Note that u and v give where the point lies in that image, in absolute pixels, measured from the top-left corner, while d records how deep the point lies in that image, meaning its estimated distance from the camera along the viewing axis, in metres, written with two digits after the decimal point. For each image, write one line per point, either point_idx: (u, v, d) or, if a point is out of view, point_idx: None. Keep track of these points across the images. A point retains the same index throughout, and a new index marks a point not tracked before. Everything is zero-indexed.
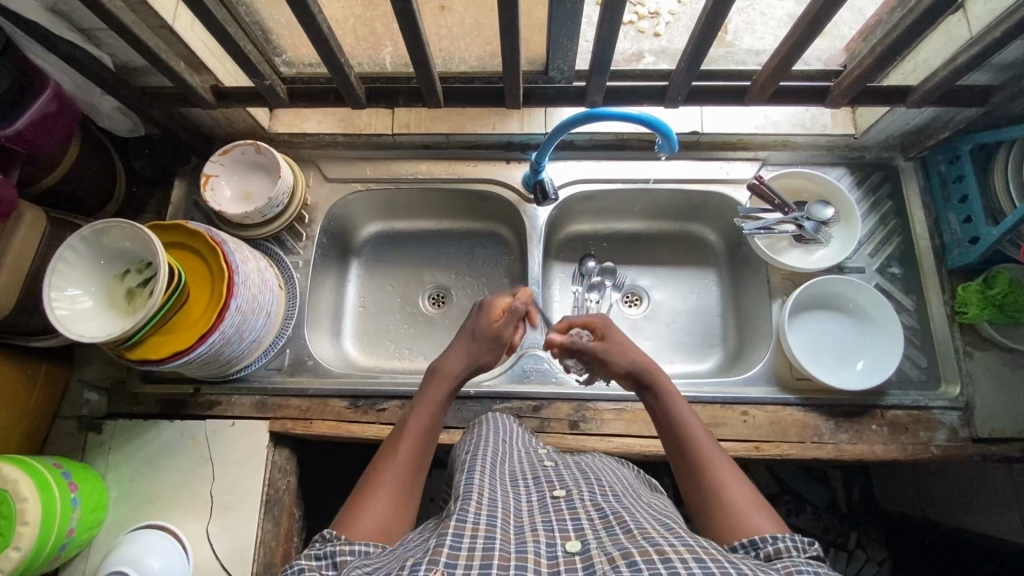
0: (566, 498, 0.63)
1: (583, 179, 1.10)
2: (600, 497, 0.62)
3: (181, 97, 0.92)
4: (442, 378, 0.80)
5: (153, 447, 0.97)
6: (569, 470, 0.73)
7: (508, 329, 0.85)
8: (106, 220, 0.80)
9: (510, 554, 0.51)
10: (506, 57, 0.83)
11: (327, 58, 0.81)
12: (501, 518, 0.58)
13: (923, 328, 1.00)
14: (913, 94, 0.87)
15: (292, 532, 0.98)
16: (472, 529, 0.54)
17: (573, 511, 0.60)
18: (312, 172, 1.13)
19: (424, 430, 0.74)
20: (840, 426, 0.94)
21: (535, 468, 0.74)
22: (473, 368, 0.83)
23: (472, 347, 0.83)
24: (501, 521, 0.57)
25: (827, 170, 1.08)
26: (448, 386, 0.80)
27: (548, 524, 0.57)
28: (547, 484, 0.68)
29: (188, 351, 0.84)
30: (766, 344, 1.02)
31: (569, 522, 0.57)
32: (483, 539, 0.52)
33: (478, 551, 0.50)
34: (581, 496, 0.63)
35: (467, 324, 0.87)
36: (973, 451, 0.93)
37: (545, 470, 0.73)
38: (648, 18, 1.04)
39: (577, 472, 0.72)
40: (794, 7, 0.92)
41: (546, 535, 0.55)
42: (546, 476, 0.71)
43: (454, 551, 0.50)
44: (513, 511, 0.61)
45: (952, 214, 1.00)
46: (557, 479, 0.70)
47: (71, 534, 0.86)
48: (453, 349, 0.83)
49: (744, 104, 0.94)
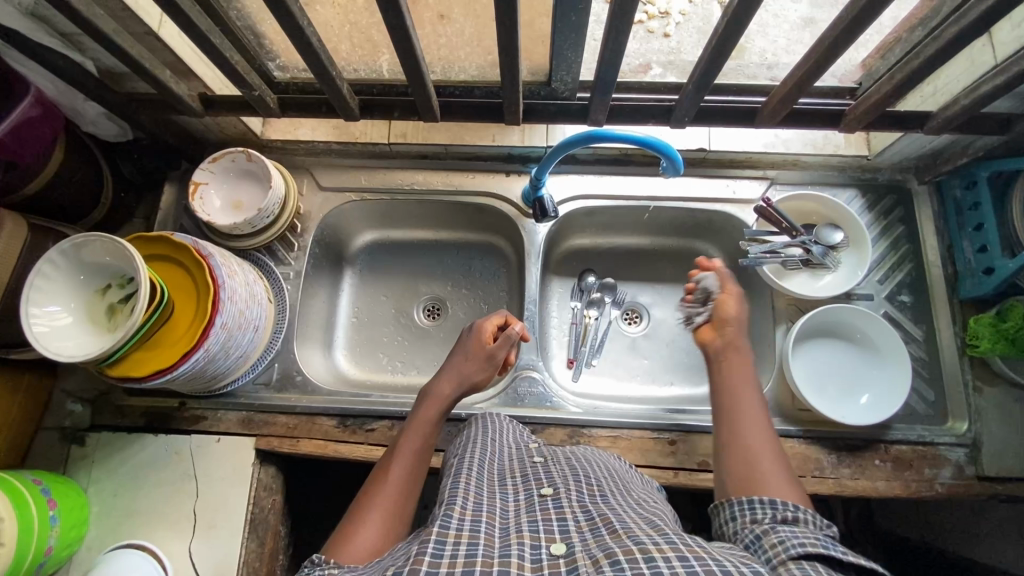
0: (552, 498, 0.60)
1: (584, 194, 1.07)
2: (588, 500, 0.59)
3: (169, 104, 0.89)
4: (432, 402, 0.79)
5: (137, 462, 0.95)
6: (558, 466, 0.69)
7: (502, 350, 0.85)
8: (86, 233, 0.77)
9: (494, 558, 0.48)
10: (507, 71, 0.79)
11: (319, 70, 0.78)
12: (486, 522, 0.55)
13: (931, 360, 0.97)
14: (932, 120, 0.83)
15: (277, 551, 0.96)
16: (456, 537, 0.50)
17: (558, 511, 0.57)
18: (306, 180, 1.10)
19: (416, 453, 0.73)
20: (842, 461, 0.91)
21: (524, 464, 0.71)
22: (466, 389, 0.82)
23: (464, 368, 0.83)
24: (485, 525, 0.54)
25: (837, 192, 1.05)
26: (437, 409, 0.78)
27: (533, 525, 0.55)
28: (535, 481, 0.65)
29: (170, 369, 0.81)
30: (769, 371, 0.99)
31: (554, 525, 0.54)
32: (466, 546, 0.49)
33: (460, 558, 0.47)
34: (568, 497, 0.60)
35: (458, 346, 0.87)
36: (979, 490, 0.90)
37: (534, 467, 0.69)
38: (659, 17, 1.01)
39: (566, 469, 0.68)
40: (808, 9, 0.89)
41: (531, 537, 0.53)
42: (534, 473, 0.67)
43: (436, 559, 0.46)
44: (498, 513, 0.58)
45: (967, 242, 0.96)
46: (545, 475, 0.66)
47: (50, 552, 0.84)
48: (445, 370, 0.83)
49: (754, 125, 0.91)
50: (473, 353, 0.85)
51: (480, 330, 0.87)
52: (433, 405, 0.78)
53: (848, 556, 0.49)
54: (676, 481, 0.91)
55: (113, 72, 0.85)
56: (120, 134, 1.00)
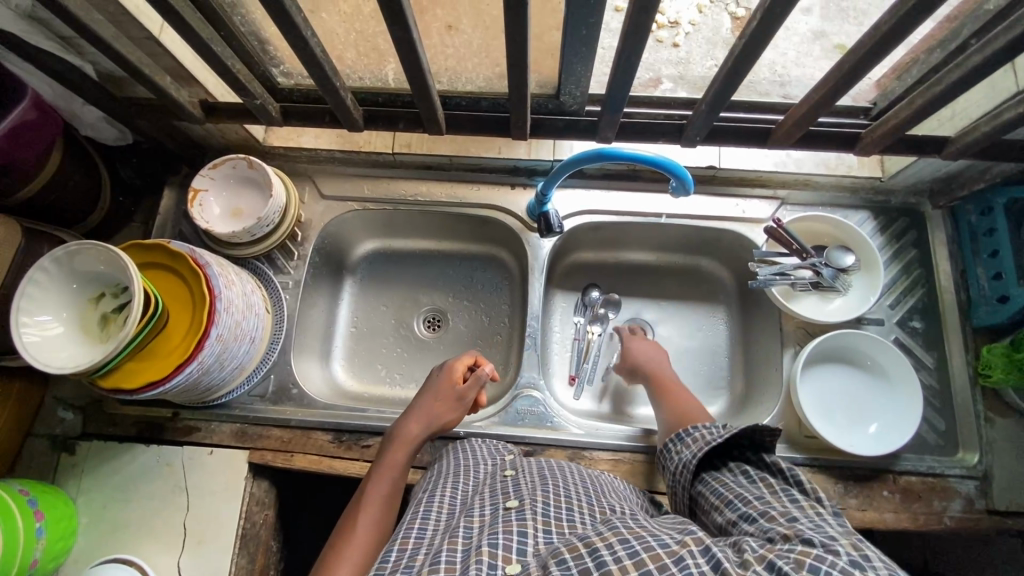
0: (517, 509, 0.59)
1: (590, 209, 1.05)
2: (554, 514, 0.58)
3: (169, 109, 0.87)
4: (399, 446, 0.81)
5: (127, 473, 0.93)
6: (529, 476, 0.68)
7: (473, 391, 0.87)
8: (80, 241, 0.75)
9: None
10: (515, 85, 0.77)
11: (322, 80, 0.76)
12: (450, 548, 0.54)
13: (942, 388, 0.94)
14: (950, 146, 0.81)
15: (267, 567, 0.94)
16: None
17: (520, 523, 0.56)
18: (308, 188, 1.08)
19: (383, 500, 0.75)
20: (849, 491, 0.89)
21: (494, 480, 0.69)
22: (435, 429, 0.85)
23: (433, 410, 0.85)
24: (447, 554, 0.53)
25: (848, 214, 1.03)
26: (406, 453, 0.81)
27: (492, 539, 0.53)
28: (502, 494, 0.64)
29: (163, 381, 0.79)
30: (775, 395, 0.97)
31: (514, 541, 0.53)
32: None
33: None
34: (533, 508, 0.58)
35: (426, 388, 0.89)
36: (989, 525, 0.87)
37: (504, 482, 0.68)
38: (668, 27, 1.02)
39: (535, 479, 0.67)
40: (817, 23, 0.93)
41: (489, 554, 0.51)
42: (503, 487, 0.66)
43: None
44: (461, 533, 0.57)
45: (981, 268, 0.95)
46: (513, 488, 0.65)
47: (34, 565, 0.82)
48: (412, 413, 0.85)
49: (766, 146, 0.89)
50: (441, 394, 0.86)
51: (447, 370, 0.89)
52: (399, 450, 0.81)
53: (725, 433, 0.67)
54: None
55: (113, 76, 0.84)
56: (120, 138, 0.99)
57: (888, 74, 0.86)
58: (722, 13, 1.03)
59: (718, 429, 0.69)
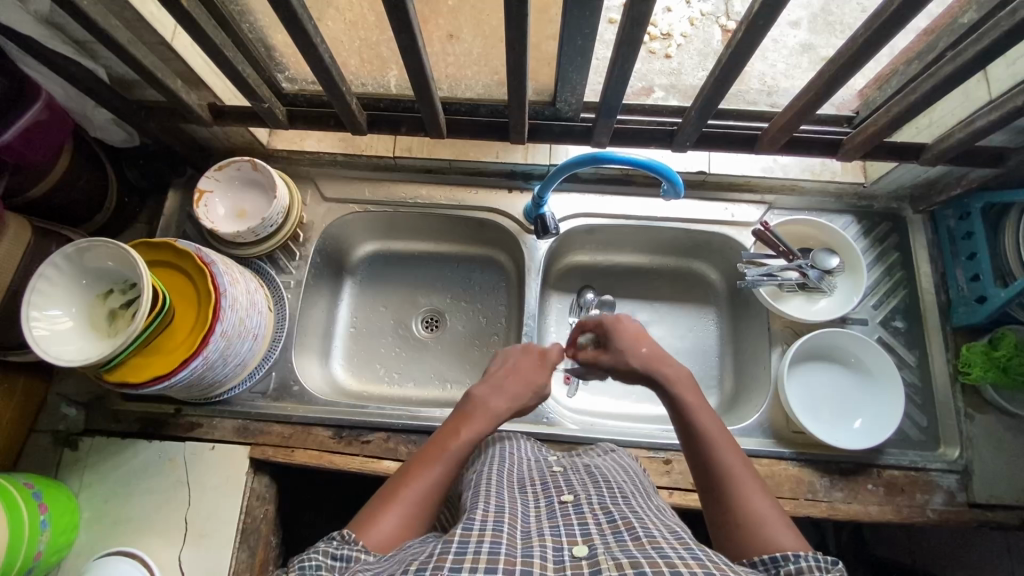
0: (573, 503, 0.61)
1: (584, 212, 1.08)
2: (609, 501, 0.61)
3: (178, 112, 0.90)
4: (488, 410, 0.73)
5: (129, 468, 0.95)
6: (578, 474, 0.70)
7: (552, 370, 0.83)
8: (88, 238, 0.78)
9: (516, 558, 0.48)
10: (515, 91, 0.81)
11: (329, 85, 0.79)
12: (508, 523, 0.55)
13: (924, 385, 0.98)
14: (927, 152, 0.85)
15: (267, 562, 0.95)
16: (478, 536, 0.51)
17: (580, 516, 0.58)
18: (310, 190, 1.11)
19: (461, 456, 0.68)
20: (835, 484, 0.92)
21: (543, 474, 0.71)
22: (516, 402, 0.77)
23: (517, 381, 0.78)
24: (507, 526, 0.54)
25: (833, 218, 1.06)
26: (492, 419, 0.73)
27: (555, 529, 0.55)
28: (554, 488, 0.66)
29: (168, 375, 0.81)
30: (763, 392, 1.00)
31: (577, 529, 0.55)
32: (489, 544, 0.50)
33: (483, 554, 0.48)
34: (589, 501, 0.61)
35: (512, 354, 0.83)
36: (970, 517, 0.90)
37: (552, 476, 0.70)
38: (660, 39, 1.06)
39: (586, 476, 0.69)
40: (806, 36, 0.97)
41: (553, 540, 0.53)
42: (554, 481, 0.68)
43: (459, 556, 0.47)
44: (520, 515, 0.58)
45: (960, 270, 0.98)
46: (565, 482, 0.67)
47: (38, 558, 0.83)
48: (496, 379, 0.78)
49: (754, 151, 0.93)
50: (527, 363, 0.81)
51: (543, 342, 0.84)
52: (487, 411, 0.73)
53: None
54: (671, 500, 0.91)
55: (124, 79, 0.87)
56: (128, 140, 1.01)
57: (869, 83, 0.91)
58: (713, 26, 1.07)
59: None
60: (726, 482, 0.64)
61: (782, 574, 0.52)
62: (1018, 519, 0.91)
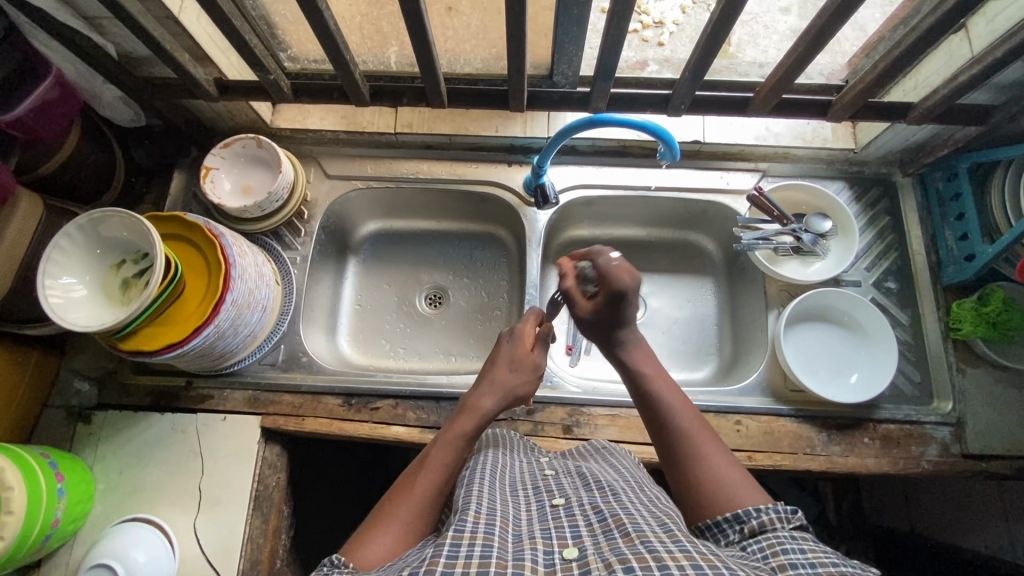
0: (565, 507, 0.62)
1: (584, 184, 1.10)
2: (599, 500, 0.62)
3: (186, 88, 0.92)
4: (471, 414, 0.77)
5: (142, 439, 0.96)
6: (569, 477, 0.72)
7: (542, 359, 0.87)
8: (103, 209, 0.80)
9: (507, 561, 0.50)
10: (513, 58, 0.83)
11: (333, 53, 0.82)
12: (499, 527, 0.57)
13: (916, 343, 1.01)
14: (914, 111, 0.89)
15: (279, 530, 0.97)
16: (470, 539, 0.52)
17: (571, 518, 0.59)
18: (313, 168, 1.13)
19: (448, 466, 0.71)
20: (833, 439, 0.95)
21: (535, 477, 0.73)
22: (507, 400, 0.81)
23: (507, 382, 0.82)
24: (499, 530, 0.56)
25: (826, 184, 1.09)
26: (476, 422, 0.76)
27: (547, 533, 0.57)
28: (546, 492, 0.67)
29: (182, 343, 0.83)
30: (762, 353, 1.03)
31: (567, 531, 0.57)
32: (480, 547, 0.51)
33: (474, 559, 0.50)
34: (579, 502, 0.62)
35: (498, 353, 0.86)
36: (964, 467, 0.93)
37: (545, 480, 0.72)
38: (653, 28, 1.07)
39: (577, 478, 0.71)
40: (796, 22, 0.97)
41: (544, 543, 0.55)
42: (546, 485, 0.70)
43: (451, 561, 0.49)
44: (511, 520, 0.60)
45: (949, 231, 1.01)
46: (557, 487, 0.69)
47: (55, 525, 0.85)
48: (485, 384, 0.81)
49: (746, 115, 0.95)
50: (518, 362, 0.84)
51: (522, 332, 0.87)
52: (471, 417, 0.76)
53: (803, 546, 0.54)
54: None
55: (133, 56, 0.89)
56: (135, 120, 1.03)
57: (858, 52, 0.94)
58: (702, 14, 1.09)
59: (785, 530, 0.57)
60: (682, 448, 0.70)
61: (745, 530, 0.59)
62: (1010, 468, 0.93)
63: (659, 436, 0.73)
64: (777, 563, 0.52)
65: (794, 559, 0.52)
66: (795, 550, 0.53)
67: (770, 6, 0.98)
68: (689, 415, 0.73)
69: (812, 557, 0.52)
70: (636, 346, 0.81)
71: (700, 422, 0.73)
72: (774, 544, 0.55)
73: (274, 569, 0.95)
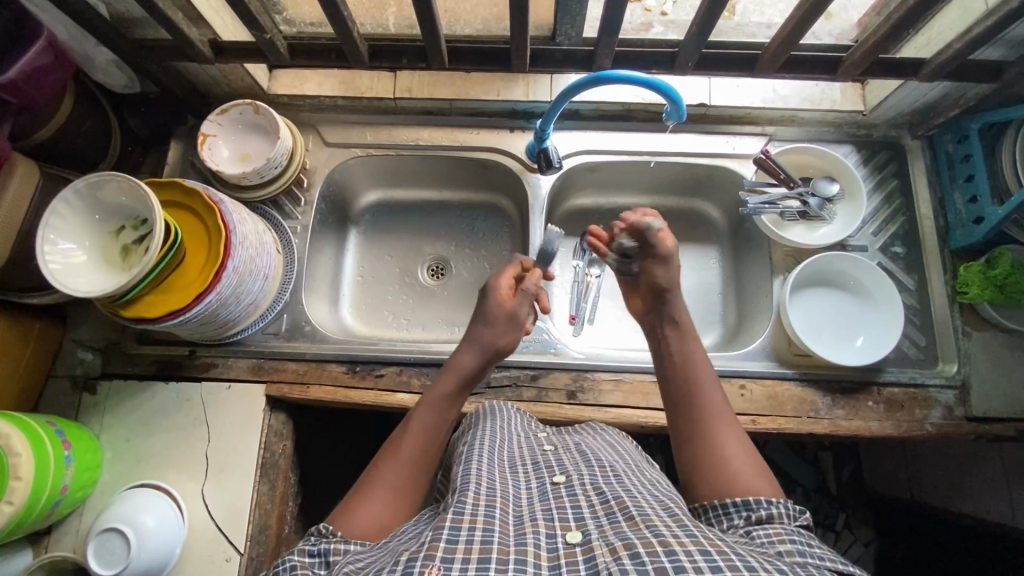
0: (565, 485, 0.62)
1: (588, 150, 1.09)
2: (601, 480, 0.62)
3: (181, 50, 0.91)
4: (452, 376, 0.78)
5: (147, 408, 0.97)
6: (569, 453, 0.72)
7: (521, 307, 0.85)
8: (101, 172, 0.79)
9: (509, 546, 0.50)
10: (515, 15, 0.81)
11: (331, 12, 0.79)
12: (500, 508, 0.56)
13: (923, 307, 1.00)
14: (926, 68, 0.87)
15: (286, 495, 0.98)
16: (470, 522, 0.52)
17: (572, 498, 0.59)
18: (312, 136, 1.11)
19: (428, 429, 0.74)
20: (837, 402, 0.95)
21: (534, 453, 0.73)
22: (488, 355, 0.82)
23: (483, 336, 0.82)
24: (500, 511, 0.55)
25: (834, 148, 1.08)
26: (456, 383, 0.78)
27: (548, 514, 0.56)
28: (546, 469, 0.67)
29: (184, 310, 0.82)
30: (766, 318, 1.02)
31: (569, 513, 0.56)
32: (481, 532, 0.51)
33: (476, 544, 0.49)
34: (580, 482, 0.62)
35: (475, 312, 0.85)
36: (968, 430, 0.93)
37: (544, 456, 0.72)
38: None
39: (576, 455, 0.70)
40: None
41: (546, 525, 0.54)
42: (545, 461, 0.69)
43: (451, 545, 0.49)
44: (511, 500, 0.59)
45: (958, 193, 1.00)
46: (556, 463, 0.68)
47: (64, 491, 0.85)
48: (466, 342, 0.82)
49: (754, 74, 0.93)
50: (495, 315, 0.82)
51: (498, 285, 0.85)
52: (451, 379, 0.78)
53: (809, 541, 0.55)
54: None
55: (125, 17, 0.88)
56: (129, 86, 1.01)
57: (869, 13, 0.92)
58: None
59: (791, 527, 0.57)
60: (705, 437, 0.70)
61: (753, 518, 0.59)
62: (1014, 430, 0.93)
63: (681, 418, 0.74)
64: (785, 549, 0.53)
65: (802, 550, 0.53)
66: (802, 543, 0.54)
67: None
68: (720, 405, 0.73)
69: (820, 553, 0.53)
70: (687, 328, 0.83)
71: (725, 414, 0.73)
72: (781, 533, 0.55)
73: (282, 534, 0.96)
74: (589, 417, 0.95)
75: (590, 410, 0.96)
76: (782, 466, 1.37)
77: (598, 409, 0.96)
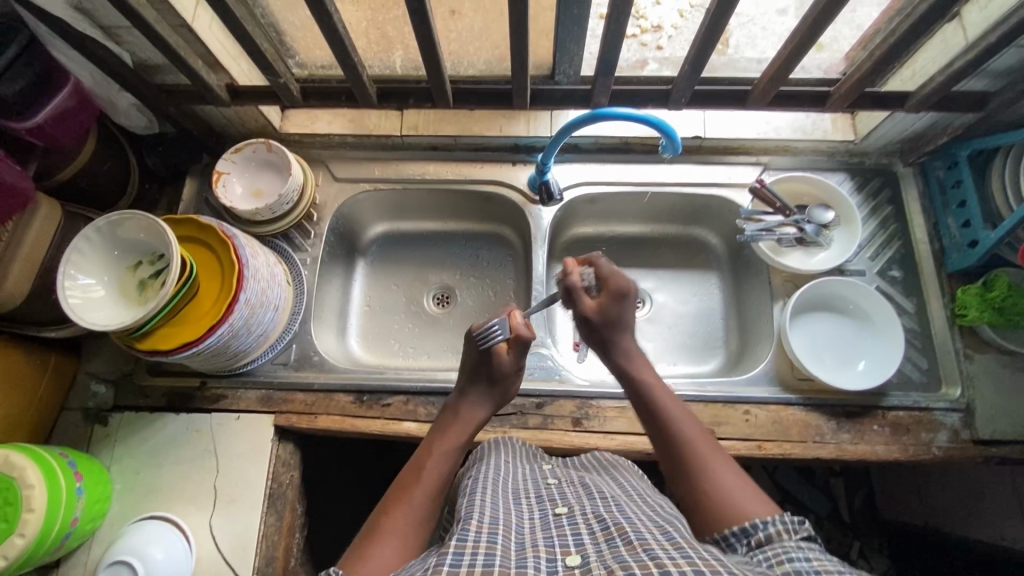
0: (568, 515, 0.63)
1: (588, 181, 1.12)
2: (602, 510, 0.62)
3: (199, 93, 0.96)
4: (461, 425, 0.81)
5: (158, 439, 0.98)
6: (573, 487, 0.72)
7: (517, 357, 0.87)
8: (122, 211, 0.82)
9: (510, 568, 0.51)
10: (516, 57, 0.85)
11: (342, 57, 0.84)
12: (503, 535, 0.57)
13: (923, 330, 1.01)
14: (912, 99, 0.91)
15: (293, 527, 0.98)
16: (473, 547, 0.53)
17: (573, 527, 0.60)
18: (322, 172, 1.15)
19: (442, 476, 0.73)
20: (842, 427, 0.95)
21: (538, 487, 0.73)
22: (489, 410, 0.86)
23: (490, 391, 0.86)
24: (502, 538, 0.56)
25: (827, 175, 1.11)
26: (468, 431, 0.81)
27: (549, 541, 0.57)
28: (549, 501, 0.68)
29: (197, 342, 0.84)
30: (768, 344, 1.03)
31: (570, 540, 0.57)
32: (484, 555, 0.52)
33: (478, 567, 0.50)
34: (582, 512, 0.63)
35: (473, 364, 0.87)
36: (975, 453, 0.93)
37: (548, 490, 0.72)
38: (651, 32, 1.04)
39: (580, 489, 0.71)
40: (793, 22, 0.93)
41: (547, 551, 0.55)
42: (550, 494, 0.70)
43: (455, 568, 0.49)
44: (514, 528, 0.60)
45: (951, 218, 1.01)
46: (561, 496, 0.69)
47: (75, 523, 0.86)
48: (473, 393, 0.85)
49: (746, 108, 0.97)
50: (495, 372, 0.86)
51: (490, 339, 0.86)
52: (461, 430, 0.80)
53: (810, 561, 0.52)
54: None
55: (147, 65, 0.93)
56: (147, 127, 1.06)
57: (856, 45, 0.95)
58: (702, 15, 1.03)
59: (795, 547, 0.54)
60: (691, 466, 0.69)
61: (752, 543, 0.58)
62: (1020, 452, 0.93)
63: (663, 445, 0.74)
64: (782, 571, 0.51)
65: (801, 569, 0.51)
66: (801, 558, 0.52)
67: (767, 8, 0.94)
68: (690, 428, 0.74)
69: (818, 566, 0.51)
70: (636, 354, 0.86)
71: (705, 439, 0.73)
72: (780, 553, 0.54)
73: (289, 566, 0.96)
74: (595, 444, 0.96)
75: (596, 438, 0.96)
76: (793, 494, 1.36)
77: (604, 436, 0.96)
